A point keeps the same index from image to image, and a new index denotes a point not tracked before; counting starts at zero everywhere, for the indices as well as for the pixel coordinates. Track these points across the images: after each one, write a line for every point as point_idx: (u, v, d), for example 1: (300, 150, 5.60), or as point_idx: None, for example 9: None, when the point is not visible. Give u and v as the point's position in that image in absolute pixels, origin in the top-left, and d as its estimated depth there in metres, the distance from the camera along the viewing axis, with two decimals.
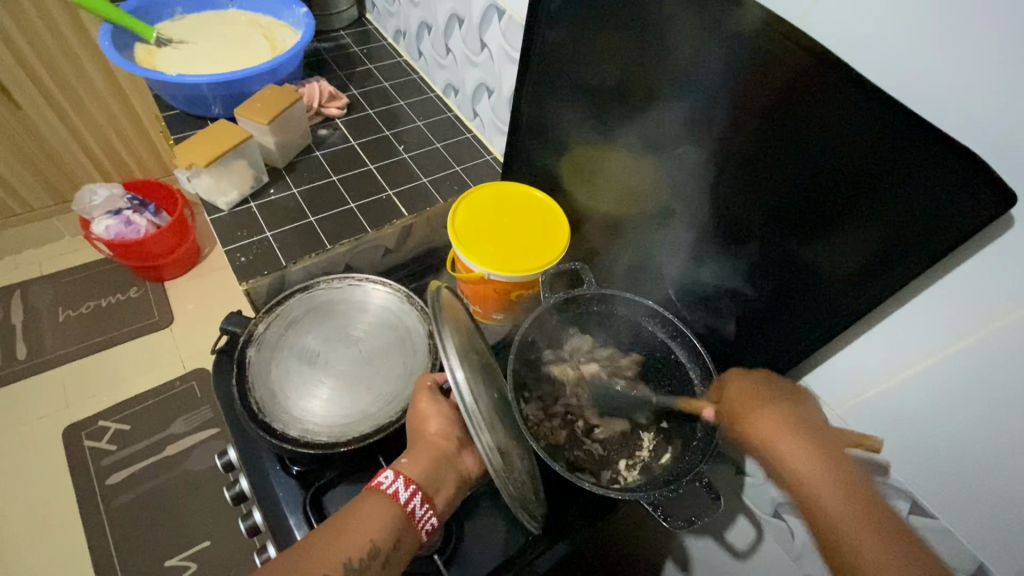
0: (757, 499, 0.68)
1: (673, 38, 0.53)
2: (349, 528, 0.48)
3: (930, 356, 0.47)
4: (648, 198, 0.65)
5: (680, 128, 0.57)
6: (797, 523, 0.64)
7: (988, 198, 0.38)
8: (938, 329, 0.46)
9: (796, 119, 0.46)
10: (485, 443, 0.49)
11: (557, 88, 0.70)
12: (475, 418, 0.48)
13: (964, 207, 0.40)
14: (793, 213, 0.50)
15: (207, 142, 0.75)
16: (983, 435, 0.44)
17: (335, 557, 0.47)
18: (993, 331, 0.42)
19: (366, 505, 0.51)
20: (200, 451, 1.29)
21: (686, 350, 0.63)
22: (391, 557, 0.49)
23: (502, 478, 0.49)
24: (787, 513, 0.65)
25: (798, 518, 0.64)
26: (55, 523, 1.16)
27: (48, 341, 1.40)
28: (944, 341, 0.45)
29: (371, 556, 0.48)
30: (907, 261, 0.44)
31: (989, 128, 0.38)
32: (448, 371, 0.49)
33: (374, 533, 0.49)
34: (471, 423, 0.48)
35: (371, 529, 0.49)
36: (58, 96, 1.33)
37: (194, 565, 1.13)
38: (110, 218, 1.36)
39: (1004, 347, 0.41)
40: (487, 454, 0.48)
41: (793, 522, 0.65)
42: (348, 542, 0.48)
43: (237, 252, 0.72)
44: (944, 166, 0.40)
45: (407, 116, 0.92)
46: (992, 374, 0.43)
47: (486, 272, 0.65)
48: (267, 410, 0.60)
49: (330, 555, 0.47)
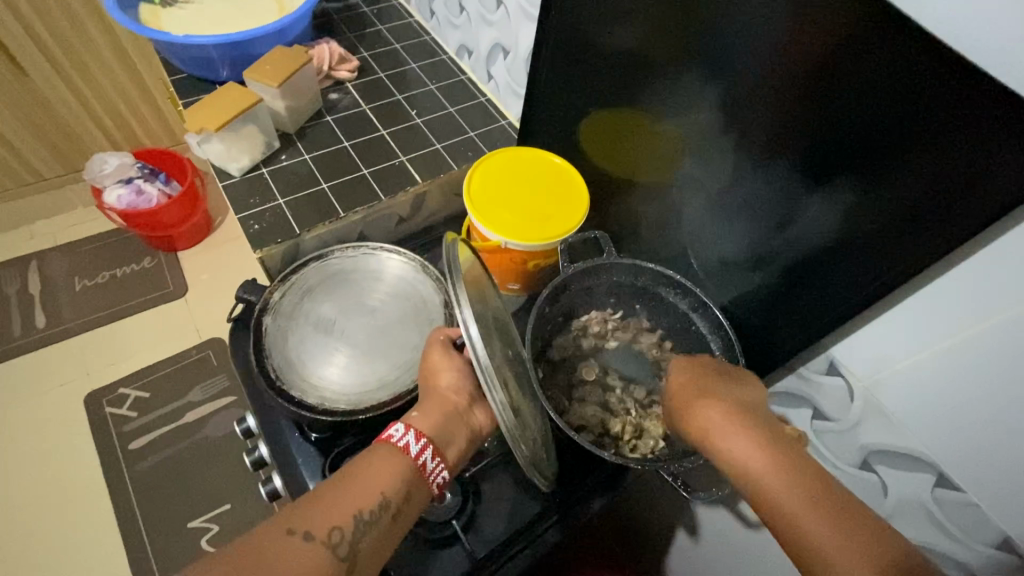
0: (836, 449, 0.59)
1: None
2: (357, 481, 0.48)
3: (955, 337, 0.45)
4: (671, 164, 0.62)
5: (705, 90, 0.54)
6: (892, 475, 0.54)
7: None
8: (961, 307, 0.44)
9: (834, 80, 0.44)
10: (498, 400, 0.48)
11: (577, 47, 0.67)
12: (488, 376, 0.48)
13: (1011, 174, 0.37)
14: (824, 177, 0.48)
15: (216, 106, 0.74)
16: (1007, 410, 0.44)
17: (347, 508, 0.47)
18: None
19: (374, 458, 0.50)
20: (218, 419, 1.31)
21: (705, 321, 0.61)
22: (402, 510, 0.49)
23: (514, 437, 0.49)
24: (878, 462, 0.55)
25: (894, 468, 0.54)
26: (81, 484, 1.21)
27: (66, 310, 1.42)
28: (966, 321, 0.44)
29: (381, 509, 0.48)
30: (945, 229, 0.42)
31: None
32: (463, 326, 0.48)
33: (384, 486, 0.49)
34: (483, 378, 0.48)
35: (380, 480, 0.49)
36: (64, 62, 1.31)
37: (215, 528, 1.17)
38: (121, 187, 1.35)
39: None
40: (501, 410, 0.48)
41: (885, 473, 0.55)
42: (357, 495, 0.48)
43: (249, 219, 0.71)
44: (988, 131, 0.38)
45: (419, 79, 0.89)
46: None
47: (503, 241, 0.64)
48: (284, 377, 0.60)
49: (340, 507, 0.47)
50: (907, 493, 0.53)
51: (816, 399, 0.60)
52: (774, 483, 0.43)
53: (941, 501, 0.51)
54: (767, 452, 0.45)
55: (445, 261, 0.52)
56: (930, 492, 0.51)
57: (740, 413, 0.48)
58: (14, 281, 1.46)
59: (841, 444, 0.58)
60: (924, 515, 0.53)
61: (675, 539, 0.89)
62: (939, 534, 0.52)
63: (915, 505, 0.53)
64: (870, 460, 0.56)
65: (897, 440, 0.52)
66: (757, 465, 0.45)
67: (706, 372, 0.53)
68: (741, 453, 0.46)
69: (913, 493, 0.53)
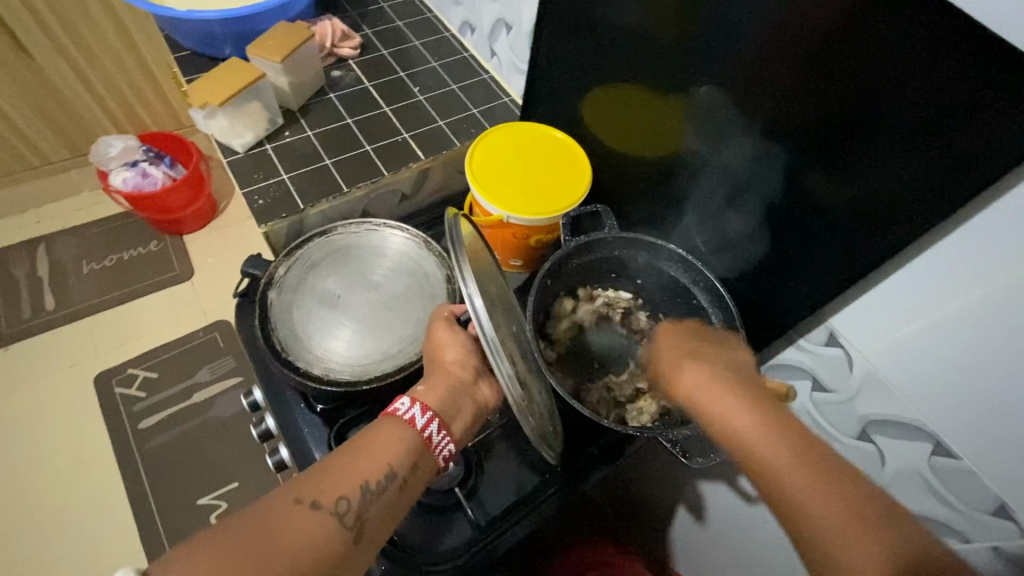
0: (836, 420, 0.59)
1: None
2: (364, 452, 0.49)
3: (950, 301, 0.46)
4: (673, 137, 0.62)
5: (708, 61, 0.54)
6: (891, 444, 0.55)
7: None
8: (954, 272, 0.45)
9: (840, 49, 0.44)
10: (505, 371, 0.49)
11: (580, 20, 0.66)
12: (495, 348, 0.49)
13: (1012, 141, 0.37)
14: (825, 145, 0.48)
15: (220, 82, 0.75)
16: (999, 373, 0.44)
17: (352, 479, 0.48)
18: None
19: (380, 431, 0.51)
20: (225, 399, 1.33)
21: (707, 295, 0.61)
22: (408, 481, 0.50)
23: (520, 407, 0.49)
24: (876, 432, 0.56)
25: (892, 438, 0.55)
26: (92, 461, 1.23)
27: (75, 293, 1.44)
28: (962, 284, 0.45)
29: (387, 479, 0.49)
30: (945, 195, 0.42)
31: None
32: (467, 300, 0.49)
33: (390, 458, 0.50)
34: (490, 351, 0.48)
35: (386, 452, 0.50)
36: (67, 43, 1.30)
37: (224, 504, 1.19)
38: (127, 169, 1.37)
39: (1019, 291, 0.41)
40: (507, 381, 0.49)
41: (883, 442, 0.56)
42: (364, 466, 0.49)
43: (255, 194, 0.72)
44: (993, 98, 0.37)
45: (422, 57, 0.89)
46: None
47: (505, 215, 0.64)
48: (291, 349, 0.61)
49: (346, 478, 0.48)
50: (905, 462, 0.54)
51: (815, 371, 0.60)
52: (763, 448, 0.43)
53: (938, 468, 0.52)
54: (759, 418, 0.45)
55: (446, 230, 0.53)
56: (927, 459, 0.52)
57: (726, 377, 0.49)
58: (24, 263, 1.48)
59: (840, 415, 0.59)
60: (921, 484, 0.54)
61: (677, 516, 0.90)
62: (936, 502, 0.53)
63: (912, 473, 0.54)
64: (868, 431, 0.57)
65: (894, 409, 0.53)
66: (740, 427, 0.45)
67: (694, 343, 0.54)
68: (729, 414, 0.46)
69: (910, 462, 0.54)
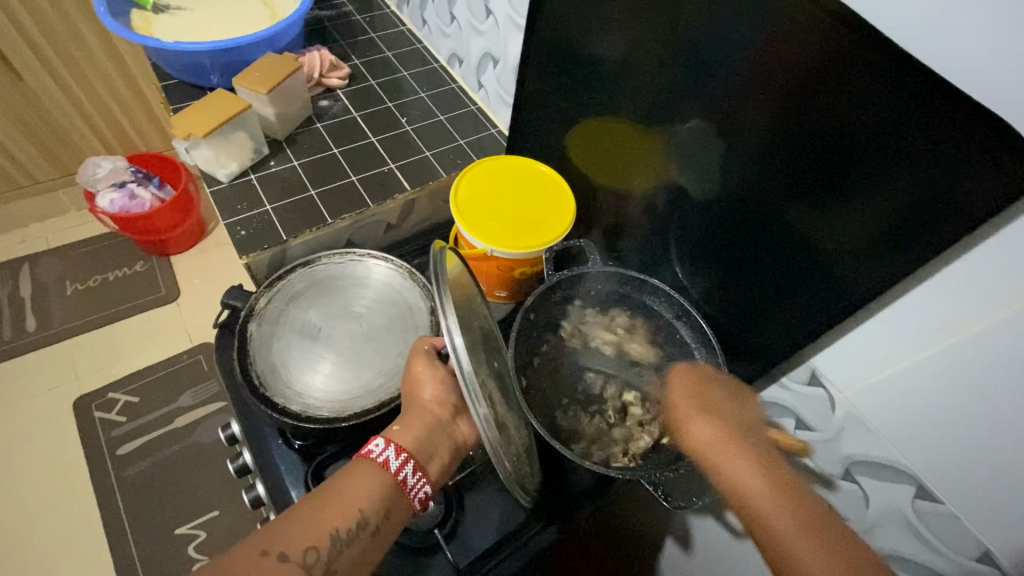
0: (821, 459, 0.59)
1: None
2: (334, 499, 0.48)
3: (940, 343, 0.45)
4: (656, 172, 0.63)
5: (692, 98, 0.54)
6: (874, 485, 0.54)
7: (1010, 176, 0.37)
8: (941, 316, 0.45)
9: (819, 92, 0.44)
10: (482, 414, 0.47)
11: (563, 56, 0.67)
12: (472, 387, 0.47)
13: (998, 188, 0.37)
14: (805, 183, 0.48)
15: (204, 112, 0.74)
16: (979, 415, 0.44)
17: (322, 528, 0.46)
18: (1008, 318, 0.40)
19: (352, 475, 0.50)
20: (207, 424, 1.30)
21: (688, 328, 0.63)
22: (382, 527, 0.49)
23: (497, 452, 0.48)
24: (860, 473, 0.56)
25: (876, 479, 0.54)
26: (67, 489, 1.20)
27: (57, 314, 1.42)
28: (952, 326, 0.44)
29: (359, 527, 0.47)
30: (920, 243, 0.43)
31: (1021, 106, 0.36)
32: (448, 337, 0.48)
33: (362, 504, 0.48)
34: (468, 393, 0.47)
35: (357, 498, 0.48)
36: (58, 65, 1.31)
37: (203, 534, 1.16)
38: (114, 191, 1.34)
39: (1009, 335, 0.40)
40: (484, 425, 0.47)
41: (868, 483, 0.55)
42: (335, 513, 0.47)
43: (237, 225, 0.71)
44: (981, 138, 0.37)
45: (410, 87, 0.90)
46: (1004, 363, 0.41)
47: (489, 249, 0.64)
48: (269, 384, 0.60)
49: (316, 526, 0.46)
50: (889, 503, 0.54)
51: (800, 410, 0.60)
52: (788, 523, 0.41)
53: (921, 511, 0.51)
54: (774, 488, 0.43)
55: (430, 266, 0.51)
56: (910, 502, 0.52)
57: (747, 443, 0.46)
58: (5, 284, 1.45)
59: (825, 454, 0.58)
60: (905, 525, 0.53)
61: (665, 550, 0.88)
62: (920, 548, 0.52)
63: (895, 514, 0.54)
64: (852, 471, 0.56)
65: (877, 450, 0.53)
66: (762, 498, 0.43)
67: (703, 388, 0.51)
68: (742, 477, 0.44)
69: (895, 504, 0.53)
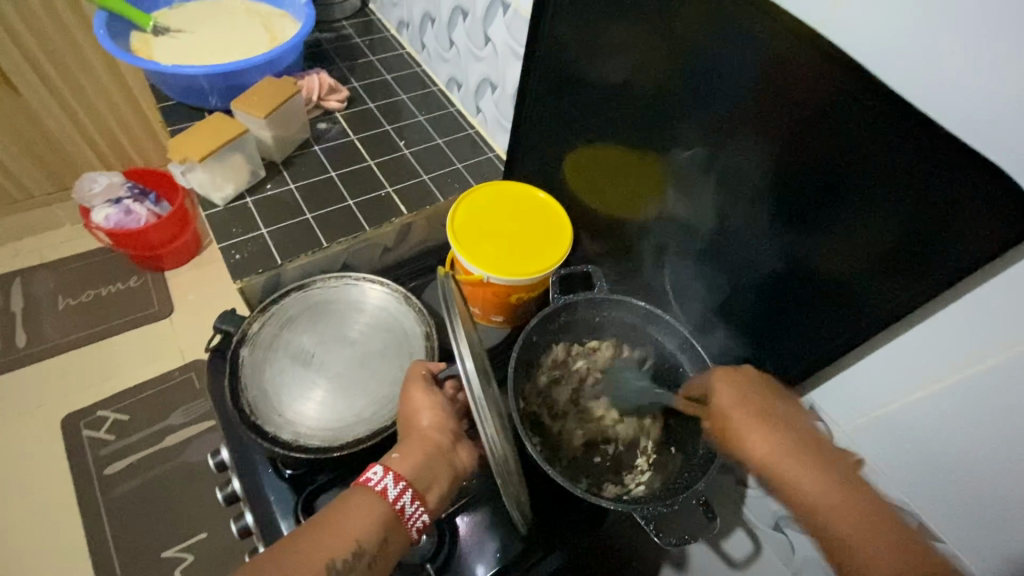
0: (757, 511, 0.68)
1: (682, 21, 0.50)
2: (331, 528, 0.47)
3: (953, 374, 0.45)
4: (653, 200, 0.63)
5: (689, 126, 0.54)
6: (797, 537, 0.65)
7: (1002, 227, 0.37)
8: (946, 351, 0.45)
9: (811, 127, 0.44)
10: (490, 435, 0.47)
11: (561, 82, 0.68)
12: (481, 408, 0.47)
13: (994, 240, 0.38)
14: (799, 215, 0.48)
15: (202, 135, 0.74)
16: (997, 451, 0.43)
17: (318, 560, 0.46)
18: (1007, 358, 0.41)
19: (349, 503, 0.49)
20: (198, 443, 1.28)
21: (692, 362, 0.61)
22: (378, 557, 0.48)
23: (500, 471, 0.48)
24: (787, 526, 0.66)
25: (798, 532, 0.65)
26: (51, 508, 1.17)
27: (48, 329, 1.40)
28: (960, 363, 0.44)
29: (355, 558, 0.46)
30: (917, 284, 0.43)
31: (1005, 131, 0.37)
32: (459, 362, 0.47)
33: (359, 534, 0.47)
34: (477, 411, 0.47)
35: (354, 527, 0.47)
36: (56, 80, 1.31)
37: (190, 557, 1.13)
38: (110, 207, 1.35)
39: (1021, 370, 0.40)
40: (491, 445, 0.47)
41: (793, 535, 0.66)
42: (331, 543, 0.46)
43: (231, 249, 0.71)
44: (981, 186, 0.37)
45: (409, 110, 0.90)
46: (1009, 399, 0.42)
47: (485, 275, 0.63)
48: (259, 412, 0.59)
49: (312, 557, 0.46)
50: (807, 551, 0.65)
51: None
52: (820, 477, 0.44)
53: None
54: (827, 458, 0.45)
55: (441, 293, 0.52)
56: None
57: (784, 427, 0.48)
58: None
59: (760, 508, 0.68)
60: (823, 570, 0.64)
61: None
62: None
63: (814, 560, 0.65)
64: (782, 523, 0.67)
65: None
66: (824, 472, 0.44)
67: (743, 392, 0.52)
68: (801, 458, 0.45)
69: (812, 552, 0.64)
